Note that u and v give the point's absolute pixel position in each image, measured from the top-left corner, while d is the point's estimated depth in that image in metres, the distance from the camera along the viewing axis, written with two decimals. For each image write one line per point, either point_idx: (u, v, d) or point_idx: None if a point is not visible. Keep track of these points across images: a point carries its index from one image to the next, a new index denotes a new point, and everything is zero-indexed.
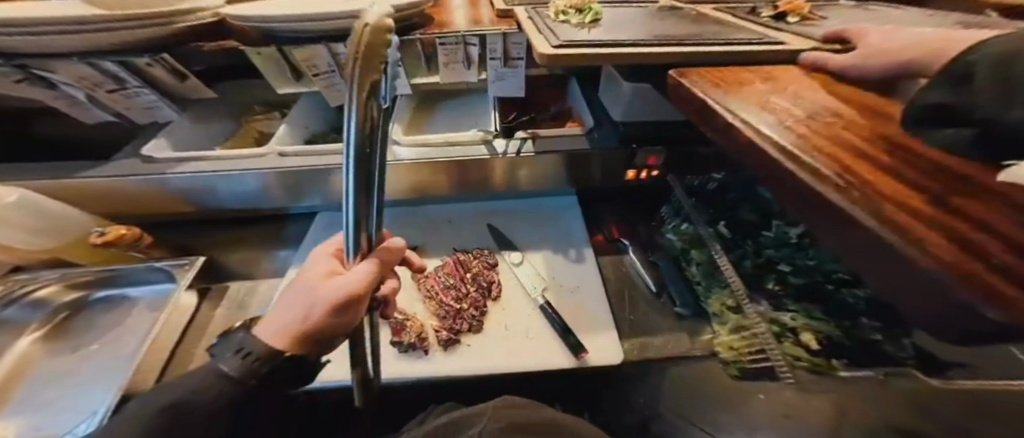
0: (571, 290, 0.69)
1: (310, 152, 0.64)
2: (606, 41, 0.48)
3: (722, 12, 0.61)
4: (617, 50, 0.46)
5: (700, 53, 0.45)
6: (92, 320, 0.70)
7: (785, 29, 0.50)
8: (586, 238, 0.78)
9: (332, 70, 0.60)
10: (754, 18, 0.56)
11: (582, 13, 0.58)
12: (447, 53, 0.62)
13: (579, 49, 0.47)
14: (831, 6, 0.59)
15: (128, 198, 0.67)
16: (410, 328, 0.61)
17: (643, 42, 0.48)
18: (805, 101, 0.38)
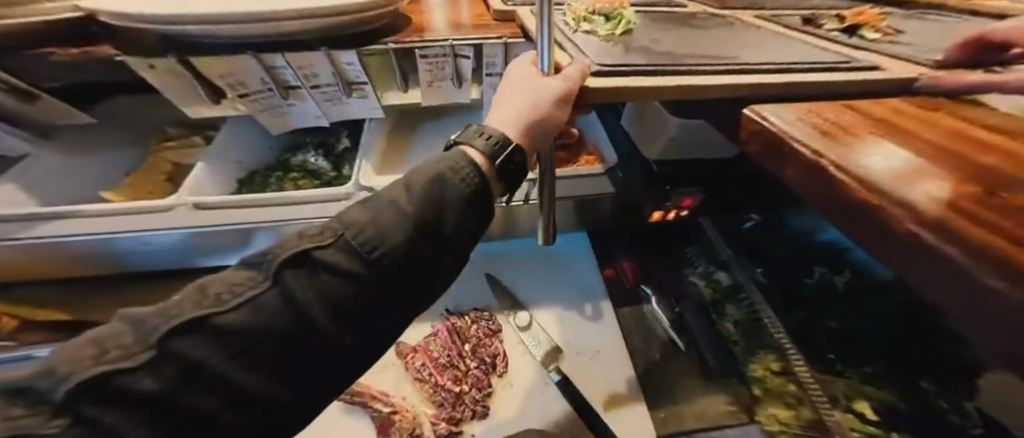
0: (589, 357, 0.58)
1: (232, 205, 0.45)
2: (656, 66, 0.36)
3: (770, 22, 0.51)
4: (672, 81, 0.34)
5: (789, 82, 0.34)
6: None
7: (870, 47, 0.40)
8: (601, 287, 0.67)
9: (269, 89, 0.43)
10: (815, 31, 0.46)
11: (608, 21, 0.45)
12: (429, 69, 0.47)
13: (622, 79, 0.35)
14: (892, 15, 0.50)
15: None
16: (400, 424, 0.47)
17: (707, 68, 0.36)
18: (980, 144, 0.25)
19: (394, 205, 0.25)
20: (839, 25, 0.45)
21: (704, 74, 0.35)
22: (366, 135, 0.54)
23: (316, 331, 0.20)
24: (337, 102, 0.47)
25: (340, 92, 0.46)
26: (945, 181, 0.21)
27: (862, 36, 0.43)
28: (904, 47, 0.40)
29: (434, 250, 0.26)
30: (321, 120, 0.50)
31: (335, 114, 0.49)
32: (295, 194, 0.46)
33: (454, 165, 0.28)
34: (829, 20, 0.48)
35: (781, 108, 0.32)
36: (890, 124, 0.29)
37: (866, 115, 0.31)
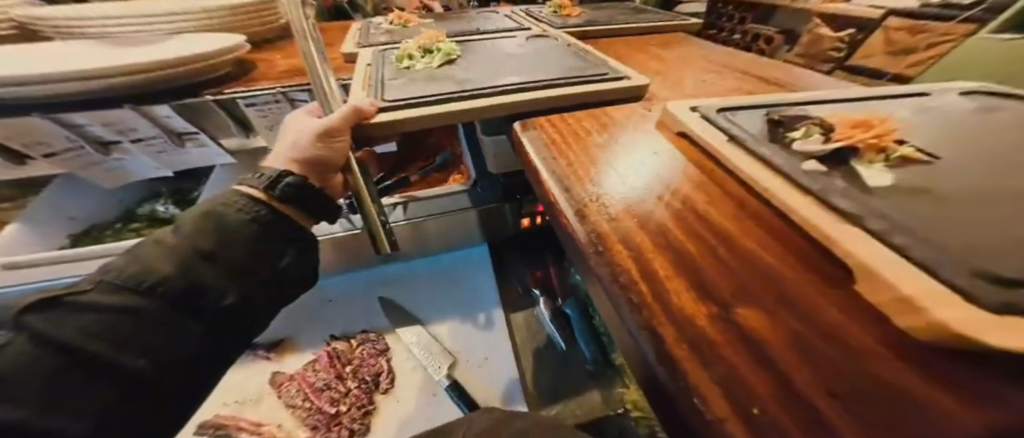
0: (479, 364, 0.59)
1: (49, 257, 0.46)
2: (444, 94, 0.40)
3: (712, 123, 0.32)
4: (452, 108, 0.38)
5: (554, 97, 0.39)
6: None
7: (882, 199, 0.20)
8: (495, 296, 0.69)
9: (79, 145, 0.44)
10: (775, 152, 0.26)
11: (431, 54, 0.51)
12: (261, 114, 0.48)
13: (406, 111, 0.38)
14: (890, 108, 0.32)
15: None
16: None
17: (491, 91, 0.40)
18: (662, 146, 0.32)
19: (160, 243, 0.23)
20: (819, 141, 0.26)
21: (482, 97, 0.39)
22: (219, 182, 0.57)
23: (103, 367, 0.19)
24: (170, 152, 0.50)
25: (170, 143, 0.48)
26: (609, 185, 0.28)
27: (854, 170, 0.23)
28: (951, 197, 0.20)
29: (237, 274, 0.24)
30: (159, 169, 0.53)
31: (172, 163, 0.51)
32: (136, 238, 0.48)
33: (229, 202, 0.27)
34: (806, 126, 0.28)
35: (539, 125, 0.37)
36: (611, 132, 0.35)
37: (604, 127, 0.36)
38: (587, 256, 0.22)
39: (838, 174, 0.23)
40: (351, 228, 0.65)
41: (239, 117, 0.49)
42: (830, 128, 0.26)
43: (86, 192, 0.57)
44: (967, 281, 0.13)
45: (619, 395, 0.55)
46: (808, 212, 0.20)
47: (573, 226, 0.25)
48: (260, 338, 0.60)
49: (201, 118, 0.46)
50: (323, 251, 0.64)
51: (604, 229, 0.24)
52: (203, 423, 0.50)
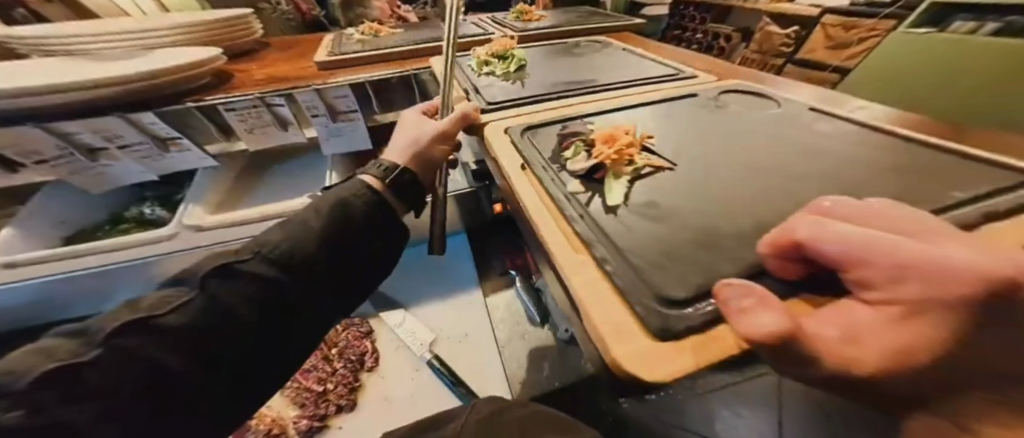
0: (459, 340, 0.64)
1: (49, 255, 0.49)
2: (538, 96, 0.46)
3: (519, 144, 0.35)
4: (550, 106, 0.43)
5: (615, 97, 0.44)
6: None
7: (607, 219, 0.24)
8: (474, 278, 0.75)
9: (69, 152, 0.47)
10: (552, 175, 0.29)
11: (505, 60, 0.56)
12: (241, 119, 0.53)
13: (509, 111, 0.43)
14: (658, 117, 0.38)
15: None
16: (256, 426, 0.51)
17: (578, 92, 0.46)
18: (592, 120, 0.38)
19: (304, 225, 0.26)
20: (584, 158, 0.30)
21: (573, 99, 0.45)
22: (206, 177, 0.61)
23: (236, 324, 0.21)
24: (155, 158, 0.53)
25: (154, 150, 0.52)
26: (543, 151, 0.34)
27: (605, 187, 0.27)
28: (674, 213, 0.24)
29: (338, 253, 0.26)
30: (147, 174, 0.56)
31: (159, 168, 0.55)
32: (133, 236, 0.52)
33: (356, 192, 0.29)
34: (577, 144, 0.32)
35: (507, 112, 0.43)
36: (559, 113, 0.41)
37: (552, 110, 0.43)
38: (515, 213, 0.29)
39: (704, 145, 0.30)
40: None
41: (220, 121, 0.54)
42: (596, 143, 0.30)
43: (85, 197, 0.61)
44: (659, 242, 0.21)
45: None
46: (550, 231, 0.24)
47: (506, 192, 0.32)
48: None
49: (185, 125, 0.50)
50: None
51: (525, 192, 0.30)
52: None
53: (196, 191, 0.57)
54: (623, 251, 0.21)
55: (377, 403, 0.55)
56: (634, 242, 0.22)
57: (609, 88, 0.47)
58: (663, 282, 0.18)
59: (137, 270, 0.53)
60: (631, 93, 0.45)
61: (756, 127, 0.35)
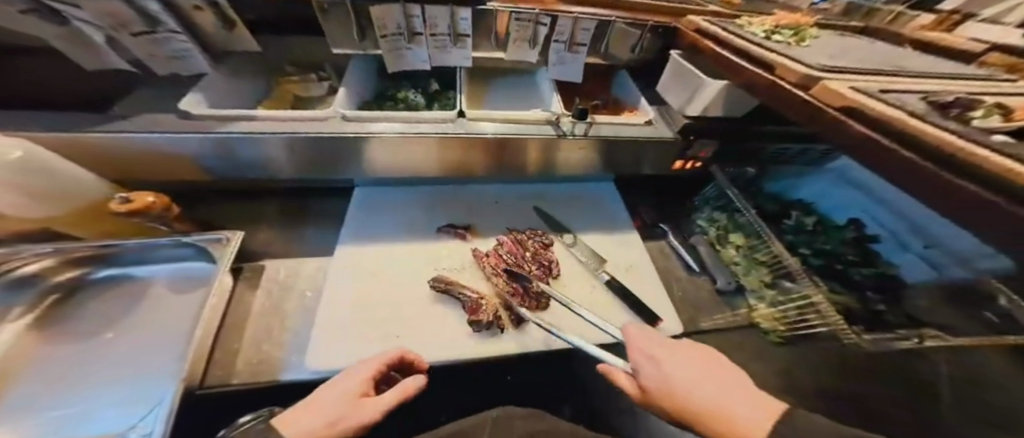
0: (626, 268, 0.72)
1: (372, 117, 0.60)
2: (864, 70, 0.45)
3: (881, 100, 0.36)
4: (880, 79, 0.43)
5: (948, 85, 0.43)
6: (102, 300, 0.56)
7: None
8: (629, 220, 0.82)
9: (401, 33, 0.57)
10: (956, 125, 0.31)
11: (792, 34, 0.57)
12: (518, 29, 0.63)
13: (838, 75, 0.43)
14: (972, 89, 0.42)
15: (120, 154, 0.50)
16: (486, 306, 0.58)
17: (903, 76, 0.45)
18: (911, 86, 0.41)
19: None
20: (998, 120, 0.31)
21: (899, 79, 0.44)
22: (459, 79, 0.71)
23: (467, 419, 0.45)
24: (443, 49, 0.62)
25: (448, 41, 0.61)
26: (895, 98, 0.37)
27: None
28: None
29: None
30: (424, 65, 0.65)
31: (439, 61, 0.64)
32: (422, 115, 0.63)
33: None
34: (984, 110, 0.33)
35: (830, 70, 0.44)
36: (886, 79, 0.43)
37: (870, 76, 0.44)
38: (873, 139, 0.35)
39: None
40: (555, 133, 0.68)
41: (499, 25, 0.62)
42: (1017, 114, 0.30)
43: (366, 75, 0.69)
44: None
45: (746, 313, 0.66)
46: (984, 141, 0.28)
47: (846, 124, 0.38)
48: (453, 221, 0.75)
49: (478, 22, 0.61)
50: (527, 149, 0.69)
51: (883, 128, 0.34)
52: (432, 279, 0.64)
53: (462, 88, 0.69)
54: None
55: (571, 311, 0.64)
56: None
57: (926, 78, 0.45)
58: None
59: (418, 144, 0.63)
60: (969, 89, 0.42)
61: None
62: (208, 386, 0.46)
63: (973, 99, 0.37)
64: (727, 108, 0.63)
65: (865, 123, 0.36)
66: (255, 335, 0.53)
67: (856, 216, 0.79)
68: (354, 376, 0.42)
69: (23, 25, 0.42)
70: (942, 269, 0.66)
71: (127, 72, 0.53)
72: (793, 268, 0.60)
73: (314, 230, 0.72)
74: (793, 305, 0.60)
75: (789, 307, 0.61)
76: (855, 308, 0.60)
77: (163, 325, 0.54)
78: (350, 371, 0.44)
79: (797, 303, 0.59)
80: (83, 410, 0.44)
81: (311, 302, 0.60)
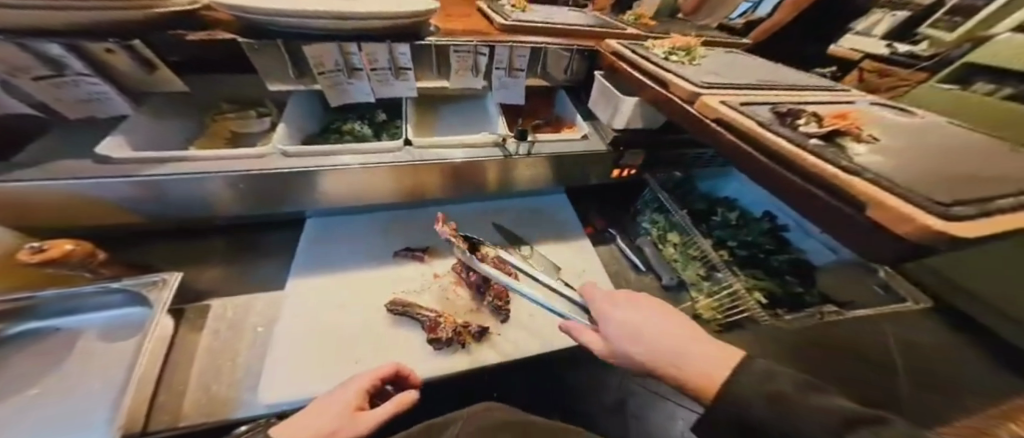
0: (580, 273, 0.76)
1: (312, 153, 0.60)
2: (740, 85, 0.53)
3: (742, 113, 0.43)
4: (751, 92, 0.51)
5: (805, 97, 0.52)
6: (19, 358, 0.52)
7: (860, 152, 0.33)
8: (580, 227, 0.88)
9: (340, 70, 0.58)
10: (789, 132, 0.38)
11: (687, 55, 0.66)
12: (458, 59, 0.66)
13: (723, 92, 0.51)
14: (827, 102, 0.51)
15: (27, 202, 0.46)
16: (444, 324, 0.59)
17: (770, 89, 0.54)
18: (779, 100, 0.50)
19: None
20: (816, 125, 0.39)
21: (768, 92, 0.53)
22: (405, 109, 0.73)
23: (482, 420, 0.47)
24: (385, 82, 0.64)
25: (390, 74, 0.63)
26: (765, 112, 0.45)
27: (840, 145, 0.35)
28: (895, 149, 0.35)
29: None
30: (367, 97, 0.66)
31: (382, 91, 0.66)
32: (369, 144, 0.64)
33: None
34: (806, 118, 0.41)
35: (717, 88, 0.51)
36: (760, 95, 0.52)
37: (745, 91, 0.52)
38: (738, 145, 0.41)
39: (882, 123, 0.43)
40: (501, 153, 0.72)
41: (438, 55, 0.66)
42: (832, 120, 0.38)
43: (309, 108, 0.69)
44: (908, 165, 0.32)
45: (689, 306, 0.72)
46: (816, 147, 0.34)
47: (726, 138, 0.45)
48: (410, 244, 0.76)
49: (417, 56, 0.63)
50: (477, 169, 0.72)
51: (747, 137, 0.40)
52: (390, 302, 0.64)
53: (408, 118, 0.71)
54: (894, 173, 0.29)
55: (529, 320, 0.66)
56: (869, 159, 0.32)
57: (779, 90, 0.55)
58: (907, 180, 0.28)
59: (358, 176, 0.63)
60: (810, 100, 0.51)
61: (924, 119, 0.46)
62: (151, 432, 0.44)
63: (820, 110, 0.45)
64: (645, 120, 0.70)
65: (733, 133, 0.43)
66: (200, 380, 0.50)
67: (770, 208, 0.89)
68: (343, 394, 0.42)
69: None
70: (839, 252, 0.75)
71: (36, 116, 0.50)
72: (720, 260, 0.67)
73: (264, 266, 0.70)
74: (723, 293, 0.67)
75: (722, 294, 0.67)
76: (774, 289, 0.68)
77: (96, 375, 0.51)
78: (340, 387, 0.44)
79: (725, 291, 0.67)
80: None
81: (262, 341, 0.57)
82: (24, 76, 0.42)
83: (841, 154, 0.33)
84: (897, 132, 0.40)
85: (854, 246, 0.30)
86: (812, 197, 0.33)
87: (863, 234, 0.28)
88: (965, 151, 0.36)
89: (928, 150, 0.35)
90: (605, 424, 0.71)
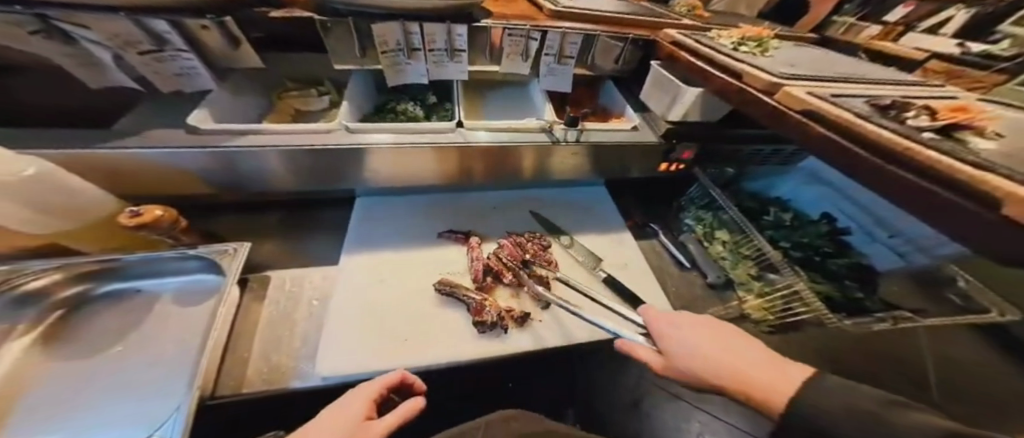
0: (621, 265, 0.75)
1: (372, 132, 0.62)
2: (822, 75, 0.51)
3: (828, 103, 0.41)
4: (839, 85, 0.49)
5: (894, 90, 0.49)
6: (110, 315, 0.57)
7: (978, 146, 0.31)
8: (620, 221, 0.86)
9: (400, 50, 0.60)
10: (893, 124, 0.35)
11: (756, 44, 0.63)
12: (512, 44, 0.67)
13: (799, 82, 0.48)
14: (916, 94, 0.48)
15: (127, 169, 0.51)
16: (490, 307, 0.60)
17: (856, 80, 0.51)
18: (864, 92, 0.47)
19: None
20: (927, 119, 0.36)
21: (853, 84, 0.50)
22: (454, 93, 0.75)
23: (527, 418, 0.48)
24: (440, 64, 0.66)
25: (445, 56, 0.64)
26: (853, 102, 0.42)
27: (960, 138, 0.33)
28: (1012, 143, 0.32)
29: None
30: (422, 79, 0.68)
31: (436, 74, 0.67)
32: (422, 127, 0.66)
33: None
34: (914, 112, 0.38)
35: (795, 76, 0.49)
36: (843, 85, 0.49)
37: (827, 81, 0.49)
38: (828, 133, 0.39)
39: (990, 116, 0.39)
40: (548, 140, 0.72)
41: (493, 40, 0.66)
42: (944, 113, 0.36)
43: (365, 90, 0.72)
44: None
45: (737, 306, 0.69)
46: (923, 139, 0.32)
47: (807, 127, 0.42)
48: (453, 227, 0.78)
49: (473, 40, 0.64)
50: (522, 155, 0.72)
51: (838, 124, 0.38)
52: (438, 282, 0.66)
53: (459, 101, 0.72)
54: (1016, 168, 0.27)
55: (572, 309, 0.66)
56: (984, 154, 0.30)
57: (868, 83, 0.51)
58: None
59: (415, 155, 0.65)
60: (905, 94, 0.47)
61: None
62: (219, 397, 0.47)
63: (914, 101, 0.42)
64: (704, 113, 0.68)
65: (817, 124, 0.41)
66: (264, 345, 0.54)
67: (829, 210, 0.84)
68: (356, 402, 0.42)
69: (38, 49, 0.45)
70: (908, 258, 0.71)
71: (134, 91, 0.55)
72: (777, 261, 0.64)
73: (317, 241, 0.73)
74: (777, 296, 0.64)
75: (776, 296, 0.64)
76: (836, 295, 0.64)
77: (173, 336, 0.55)
78: (351, 394, 0.44)
79: (781, 294, 0.63)
80: (97, 422, 0.45)
81: (318, 310, 0.61)
82: (132, 51, 0.47)
83: (954, 148, 0.30)
84: (1009, 127, 0.37)
85: (966, 244, 0.28)
86: (921, 191, 0.30)
87: (980, 234, 0.26)
88: None
89: None
90: (618, 422, 0.65)
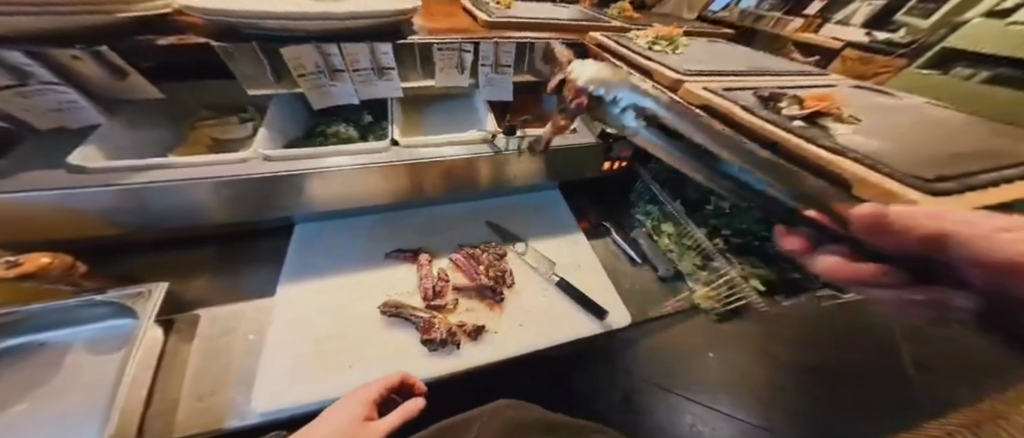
0: (575, 267, 0.76)
1: (298, 156, 0.59)
2: (721, 70, 0.54)
3: (723, 97, 0.43)
4: (739, 79, 0.51)
5: (792, 82, 0.52)
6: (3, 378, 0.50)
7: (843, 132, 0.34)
8: (573, 223, 0.87)
9: (321, 72, 0.57)
10: (770, 115, 0.38)
11: (669, 43, 0.66)
12: (443, 58, 0.66)
13: (703, 78, 0.50)
14: (812, 86, 0.51)
15: (5, 217, 0.45)
16: (438, 324, 0.59)
17: (752, 74, 0.54)
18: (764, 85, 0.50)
19: None
20: (796, 108, 0.39)
21: (755, 78, 0.53)
22: (390, 110, 0.73)
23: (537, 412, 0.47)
24: (368, 83, 0.63)
25: (373, 75, 0.63)
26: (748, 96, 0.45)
27: (822, 125, 0.35)
28: (882, 128, 0.35)
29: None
30: (353, 99, 0.66)
31: (364, 93, 0.64)
32: (354, 147, 0.63)
33: None
34: (786, 102, 0.41)
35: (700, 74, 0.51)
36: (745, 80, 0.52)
37: (734, 78, 0.52)
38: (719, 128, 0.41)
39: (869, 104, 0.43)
40: (490, 151, 0.71)
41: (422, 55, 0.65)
42: (809, 101, 0.39)
43: (292, 113, 0.69)
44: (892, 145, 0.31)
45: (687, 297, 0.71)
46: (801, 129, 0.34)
47: None
48: (402, 246, 0.75)
49: (400, 57, 0.62)
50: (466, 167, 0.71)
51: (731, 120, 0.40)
52: (383, 304, 0.63)
53: (393, 118, 0.70)
54: (874, 151, 0.29)
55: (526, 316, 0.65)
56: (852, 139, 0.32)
57: (764, 76, 0.54)
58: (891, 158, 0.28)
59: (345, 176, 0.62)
60: (794, 85, 0.51)
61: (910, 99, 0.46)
62: None
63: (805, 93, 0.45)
64: None
65: (716, 119, 0.42)
66: (195, 390, 0.50)
67: None
68: (348, 406, 0.40)
69: None
70: None
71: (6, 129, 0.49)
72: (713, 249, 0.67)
73: (253, 275, 0.68)
74: (720, 283, 0.67)
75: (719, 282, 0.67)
76: None
77: (83, 393, 0.49)
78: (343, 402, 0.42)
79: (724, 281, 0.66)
80: None
81: (253, 346, 0.56)
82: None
83: (828, 135, 0.33)
84: (885, 113, 0.40)
85: None
86: None
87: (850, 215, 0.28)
88: (955, 128, 0.35)
89: (916, 129, 0.35)
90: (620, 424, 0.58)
